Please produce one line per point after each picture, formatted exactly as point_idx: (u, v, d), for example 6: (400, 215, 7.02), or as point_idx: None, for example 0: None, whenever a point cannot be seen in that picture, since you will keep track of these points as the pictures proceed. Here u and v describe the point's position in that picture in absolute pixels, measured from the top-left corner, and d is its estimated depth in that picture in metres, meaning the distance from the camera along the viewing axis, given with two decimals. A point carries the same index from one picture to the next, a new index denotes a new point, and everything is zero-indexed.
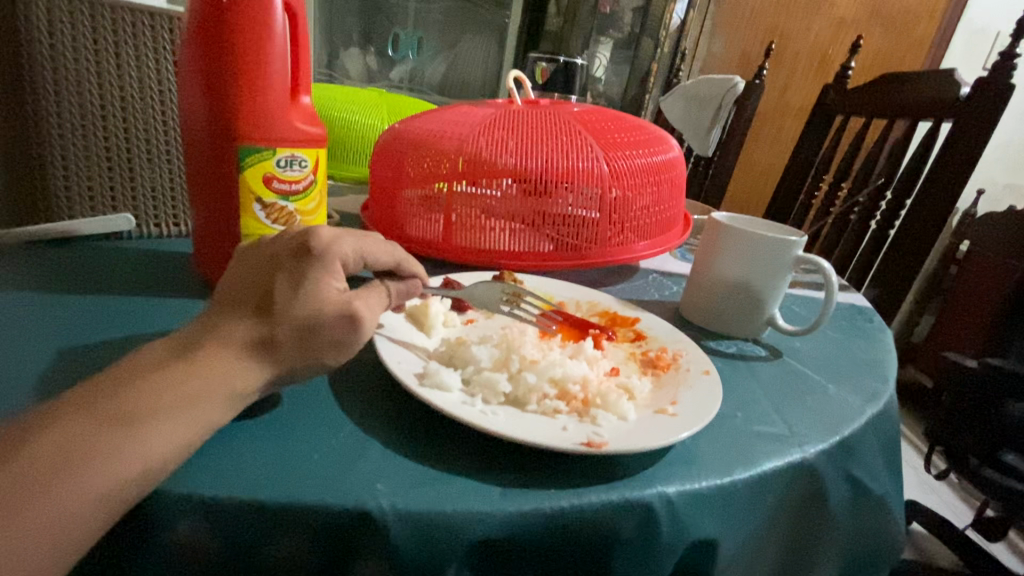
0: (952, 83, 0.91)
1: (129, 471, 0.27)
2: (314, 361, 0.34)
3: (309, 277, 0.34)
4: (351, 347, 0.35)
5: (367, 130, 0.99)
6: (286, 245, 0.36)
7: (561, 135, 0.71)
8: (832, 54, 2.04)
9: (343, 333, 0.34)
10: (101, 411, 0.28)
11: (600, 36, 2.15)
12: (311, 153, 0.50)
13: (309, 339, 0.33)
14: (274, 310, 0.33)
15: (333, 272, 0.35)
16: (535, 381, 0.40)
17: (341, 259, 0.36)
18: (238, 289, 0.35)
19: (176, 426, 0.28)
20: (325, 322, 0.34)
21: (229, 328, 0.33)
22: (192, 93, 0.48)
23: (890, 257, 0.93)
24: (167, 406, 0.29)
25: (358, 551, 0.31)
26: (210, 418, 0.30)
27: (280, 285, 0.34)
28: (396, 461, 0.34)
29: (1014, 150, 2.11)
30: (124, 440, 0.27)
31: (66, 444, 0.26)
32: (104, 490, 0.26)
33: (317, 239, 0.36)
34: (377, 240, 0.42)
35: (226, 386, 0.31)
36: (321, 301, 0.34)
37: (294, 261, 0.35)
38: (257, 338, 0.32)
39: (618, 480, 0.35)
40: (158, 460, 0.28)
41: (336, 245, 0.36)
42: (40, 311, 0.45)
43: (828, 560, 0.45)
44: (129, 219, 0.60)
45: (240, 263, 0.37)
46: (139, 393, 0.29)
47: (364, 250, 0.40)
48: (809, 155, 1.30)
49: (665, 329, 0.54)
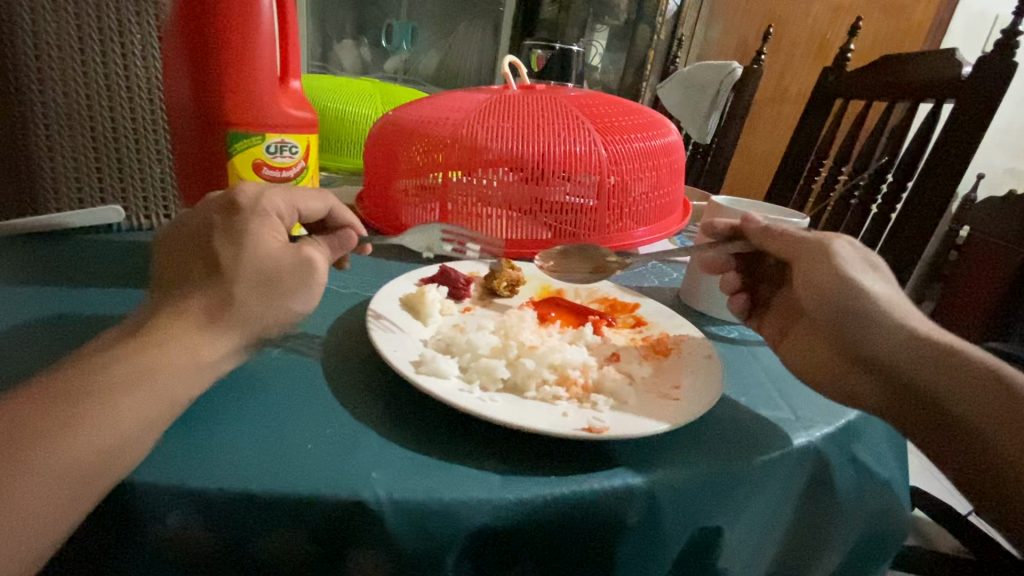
0: (953, 62, 0.90)
1: (88, 451, 0.26)
2: (282, 312, 0.35)
3: (250, 232, 0.35)
4: (314, 291, 0.37)
5: (362, 120, 0.98)
6: (213, 209, 0.37)
7: (556, 119, 0.70)
8: (830, 39, 2.01)
9: (303, 277, 0.36)
10: (56, 393, 0.27)
11: (596, 23, 2.23)
12: (301, 139, 0.50)
13: (269, 288, 0.35)
14: (223, 270, 0.34)
15: (271, 225, 0.37)
16: (534, 367, 0.39)
17: (274, 211, 0.38)
18: (174, 261, 0.35)
19: (138, 397, 0.28)
20: (282, 271, 0.35)
21: (184, 301, 0.33)
22: (176, 78, 0.46)
23: (892, 240, 0.92)
24: (129, 379, 0.29)
25: (354, 542, 0.30)
26: (175, 390, 0.30)
27: (219, 246, 0.34)
28: (392, 450, 0.33)
29: (1015, 134, 2.10)
30: (82, 417, 0.27)
31: (21, 426, 0.26)
32: (68, 471, 0.25)
33: (244, 195, 0.37)
34: (307, 190, 0.43)
35: (190, 354, 0.31)
36: (270, 253, 0.35)
37: (228, 220, 0.36)
38: (214, 301, 0.33)
39: (620, 465, 0.34)
40: (121, 435, 0.27)
41: (265, 199, 0.38)
42: (27, 303, 0.44)
43: (836, 547, 0.45)
44: (119, 211, 0.59)
45: (169, 237, 0.37)
46: (95, 372, 0.28)
47: (298, 203, 0.41)
48: (808, 140, 1.29)
49: (665, 314, 0.53)
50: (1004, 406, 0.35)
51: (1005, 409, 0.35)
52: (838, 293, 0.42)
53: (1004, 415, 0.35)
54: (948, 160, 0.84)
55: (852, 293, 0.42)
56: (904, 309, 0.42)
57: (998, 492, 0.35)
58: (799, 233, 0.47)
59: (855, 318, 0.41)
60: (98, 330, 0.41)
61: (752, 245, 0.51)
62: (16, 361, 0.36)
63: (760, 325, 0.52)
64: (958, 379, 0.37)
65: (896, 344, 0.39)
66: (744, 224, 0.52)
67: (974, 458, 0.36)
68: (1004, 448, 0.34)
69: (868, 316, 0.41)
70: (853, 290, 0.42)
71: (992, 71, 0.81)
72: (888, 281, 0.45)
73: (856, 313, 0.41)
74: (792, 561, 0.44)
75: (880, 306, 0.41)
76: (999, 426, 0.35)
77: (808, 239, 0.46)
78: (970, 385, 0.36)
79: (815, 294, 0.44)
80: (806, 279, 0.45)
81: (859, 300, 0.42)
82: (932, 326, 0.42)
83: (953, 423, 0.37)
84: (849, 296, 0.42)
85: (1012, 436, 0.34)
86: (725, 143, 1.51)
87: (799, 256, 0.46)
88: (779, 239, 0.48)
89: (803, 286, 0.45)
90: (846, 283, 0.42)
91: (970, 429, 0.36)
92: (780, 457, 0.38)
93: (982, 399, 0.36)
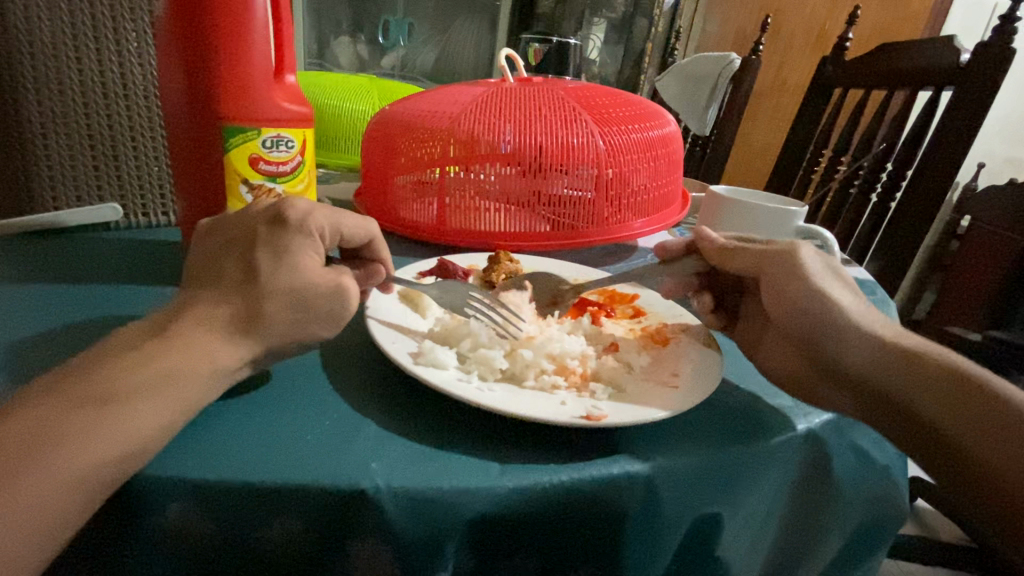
0: (952, 49, 0.89)
1: (105, 455, 0.27)
2: (306, 333, 0.35)
3: (292, 250, 0.35)
4: (341, 319, 0.36)
5: (358, 116, 0.98)
6: (261, 217, 0.36)
7: (552, 111, 0.69)
8: (829, 29, 2.00)
9: (333, 304, 0.35)
10: (77, 396, 0.27)
11: (593, 17, 2.22)
12: (298, 133, 0.49)
13: (298, 309, 0.34)
14: (258, 285, 0.34)
15: (313, 247, 0.36)
16: (532, 358, 0.40)
17: (318, 232, 0.37)
18: (211, 262, 0.35)
19: (151, 405, 0.28)
20: (316, 296, 0.35)
21: (210, 306, 0.33)
22: (172, 74, 0.46)
23: (891, 230, 0.91)
24: (145, 385, 0.29)
25: (355, 531, 0.30)
26: (188, 397, 0.30)
27: (261, 256, 0.34)
28: (391, 441, 0.33)
29: (1014, 123, 2.09)
30: (101, 422, 0.27)
31: (38, 426, 0.26)
32: (79, 473, 0.26)
33: (293, 210, 0.36)
34: (354, 214, 0.41)
35: (208, 362, 0.31)
36: (307, 277, 0.35)
37: (272, 232, 0.35)
38: (241, 311, 0.33)
39: (619, 453, 0.34)
40: (136, 439, 0.27)
41: (312, 217, 0.37)
42: (27, 301, 0.44)
43: (836, 534, 0.45)
44: (116, 208, 0.58)
45: (211, 235, 0.37)
46: (111, 375, 0.29)
47: (342, 223, 0.39)
48: (808, 130, 1.28)
49: (665, 304, 0.53)
50: (965, 402, 0.36)
51: (965, 406, 0.36)
52: (808, 306, 0.42)
53: (966, 413, 0.36)
54: (947, 148, 0.84)
55: (821, 306, 0.42)
56: (867, 314, 0.43)
57: (970, 492, 0.36)
58: (763, 247, 0.46)
59: (824, 331, 0.42)
60: (101, 326, 0.41)
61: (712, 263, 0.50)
62: (19, 358, 0.36)
63: (734, 331, 0.51)
64: (923, 383, 0.38)
65: (864, 355, 0.41)
66: (698, 240, 0.51)
67: (952, 463, 0.36)
68: (970, 448, 0.35)
69: (835, 329, 0.42)
70: (820, 303, 0.42)
71: (991, 58, 0.81)
72: (852, 286, 0.45)
73: (825, 325, 0.42)
74: (791, 548, 0.45)
75: (845, 317, 0.42)
76: (963, 425, 0.36)
77: (770, 249, 0.46)
78: (934, 387, 0.38)
79: (784, 310, 0.43)
80: (775, 291, 0.44)
81: (826, 313, 0.42)
82: (896, 329, 0.43)
83: (923, 425, 0.38)
84: (818, 309, 0.42)
85: (977, 434, 0.35)
86: (724, 135, 1.51)
87: (766, 269, 0.45)
88: (740, 256, 0.47)
89: (773, 300, 0.44)
90: (814, 296, 0.42)
91: (939, 430, 0.37)
92: (780, 443, 0.38)
93: (945, 399, 0.37)
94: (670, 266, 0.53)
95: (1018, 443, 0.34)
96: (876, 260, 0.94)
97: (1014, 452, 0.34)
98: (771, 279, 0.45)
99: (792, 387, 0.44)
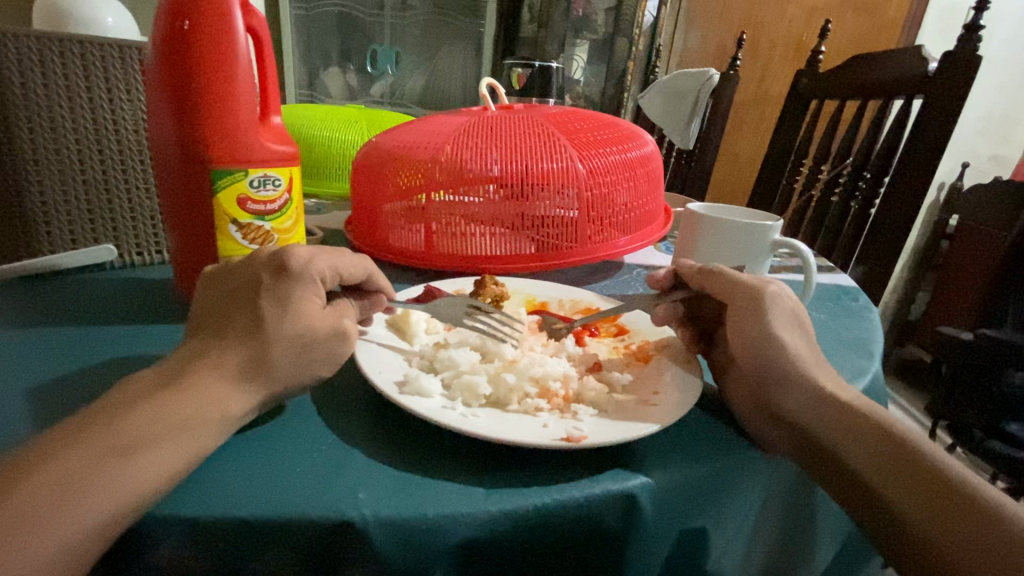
0: (921, 58, 0.92)
1: (125, 501, 0.28)
2: (308, 376, 0.37)
3: (294, 298, 0.37)
4: (341, 360, 0.39)
5: (347, 147, 1.00)
6: (264, 267, 0.39)
7: (533, 138, 0.71)
8: (806, 40, 2.05)
9: (334, 346, 0.38)
10: (97, 447, 0.28)
11: (576, 39, 2.28)
12: (284, 172, 0.51)
13: (301, 354, 0.36)
14: (265, 332, 0.36)
15: (315, 292, 0.39)
16: (514, 381, 0.41)
17: (318, 277, 0.39)
18: (220, 313, 0.37)
19: (169, 454, 0.30)
20: (319, 337, 0.37)
21: (219, 354, 0.35)
22: (165, 122, 0.48)
23: (873, 237, 0.93)
24: (162, 433, 0.30)
25: (348, 561, 0.31)
26: (201, 444, 0.31)
27: (266, 306, 0.37)
28: (380, 471, 0.34)
29: (994, 123, 2.13)
30: (120, 469, 0.28)
31: (59, 476, 0.27)
32: (102, 519, 0.27)
33: (295, 259, 0.38)
34: (352, 255, 0.43)
35: (218, 408, 0.32)
36: (311, 320, 0.37)
37: (275, 280, 0.38)
38: (249, 358, 0.35)
39: (599, 474, 0.35)
40: (151, 484, 0.29)
41: (313, 264, 0.39)
42: (27, 345, 0.45)
43: (822, 543, 0.46)
44: (112, 249, 0.61)
45: (216, 288, 0.39)
46: (131, 426, 0.30)
47: (341, 267, 0.41)
48: (788, 141, 1.31)
49: (647, 322, 0.54)
50: (895, 461, 0.38)
51: (894, 464, 0.38)
52: (761, 347, 0.44)
53: (898, 473, 0.37)
54: (921, 155, 0.86)
55: (773, 350, 0.43)
56: (814, 361, 0.44)
57: (892, 544, 0.37)
58: (736, 276, 0.48)
59: (775, 375, 0.43)
60: (101, 367, 0.43)
61: (693, 290, 0.52)
62: (20, 405, 0.37)
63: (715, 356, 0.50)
64: (856, 435, 0.39)
65: (806, 401, 0.41)
66: (680, 269, 0.54)
67: (876, 518, 0.38)
68: (898, 510, 0.37)
69: (783, 374, 0.43)
70: (772, 346, 0.44)
71: (958, 67, 0.83)
72: (811, 339, 0.46)
73: (775, 369, 0.43)
74: (784, 561, 0.45)
75: (795, 363, 0.43)
76: (892, 482, 0.37)
77: (745, 283, 0.47)
78: (868, 441, 0.39)
79: (742, 348, 0.45)
80: (737, 332, 0.45)
81: (775, 357, 0.43)
82: (841, 382, 0.43)
83: (853, 477, 0.39)
84: (770, 352, 0.43)
85: (900, 490, 0.37)
86: (708, 149, 1.53)
87: (735, 298, 0.46)
88: (716, 279, 0.49)
89: (733, 337, 0.46)
90: (767, 339, 0.44)
91: (869, 484, 0.38)
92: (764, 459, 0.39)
93: (878, 457, 0.38)
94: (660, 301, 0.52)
95: (940, 506, 0.35)
96: (860, 266, 0.95)
97: (933, 510, 0.35)
98: (738, 317, 0.46)
99: (745, 414, 0.42)
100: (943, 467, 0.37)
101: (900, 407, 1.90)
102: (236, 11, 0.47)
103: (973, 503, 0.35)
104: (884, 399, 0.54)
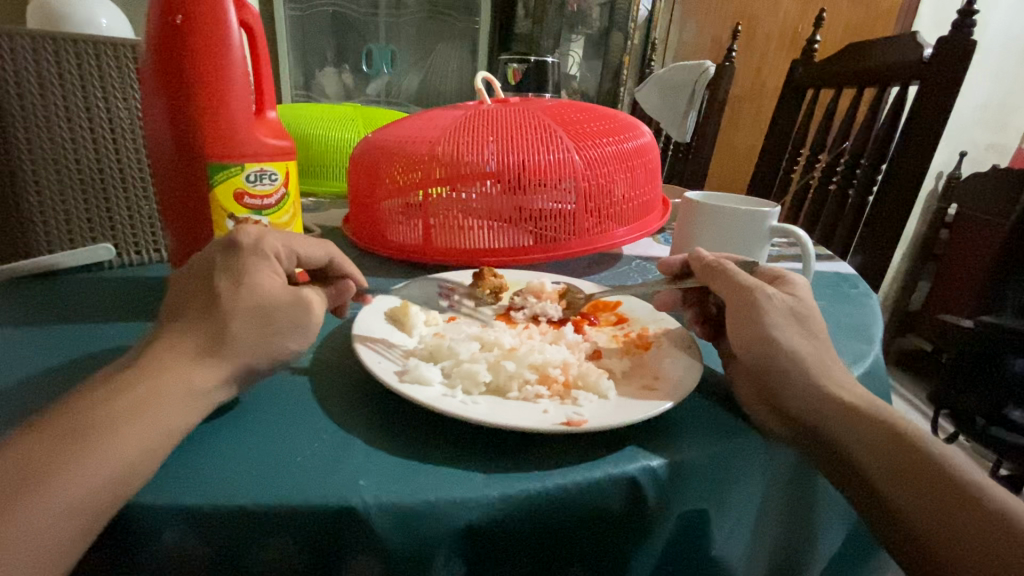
0: (916, 45, 0.92)
1: (99, 480, 0.28)
2: (273, 347, 0.37)
3: (249, 272, 0.38)
4: (309, 331, 0.39)
5: (345, 145, 1.00)
6: (215, 248, 0.39)
7: (529, 132, 0.71)
8: (801, 31, 2.04)
9: (298, 317, 0.38)
10: (67, 430, 0.29)
11: (571, 35, 2.28)
12: (281, 166, 0.51)
13: (262, 325, 0.37)
14: (220, 307, 0.36)
15: (270, 266, 0.39)
16: (514, 368, 0.41)
17: (270, 252, 0.40)
18: (180, 296, 0.37)
19: (138, 429, 0.30)
20: (279, 307, 0.37)
21: (185, 337, 0.35)
22: (156, 118, 0.48)
23: (871, 224, 0.93)
24: (133, 412, 0.30)
25: (348, 548, 0.31)
26: (172, 421, 0.31)
27: (220, 283, 0.37)
28: (377, 457, 0.34)
29: (991, 110, 2.13)
30: (90, 448, 0.28)
31: (29, 460, 0.27)
32: (77, 500, 0.27)
33: (245, 236, 0.40)
34: (309, 237, 0.44)
35: (183, 384, 0.33)
36: (271, 291, 0.38)
37: (226, 257, 0.38)
38: (208, 336, 0.35)
39: (600, 457, 0.35)
40: (123, 461, 0.29)
41: (265, 241, 0.40)
42: (28, 342, 0.45)
43: (821, 538, 0.47)
44: (110, 248, 0.60)
45: (179, 274, 0.39)
46: (97, 409, 0.30)
47: (296, 246, 0.42)
48: (784, 131, 1.31)
49: (645, 309, 0.55)
50: (901, 460, 0.37)
51: (899, 464, 0.37)
52: (760, 349, 0.43)
53: (904, 470, 0.37)
54: (917, 141, 0.86)
55: (771, 350, 0.42)
56: (820, 361, 0.43)
57: (898, 540, 0.37)
58: (734, 275, 0.47)
59: (778, 371, 0.42)
60: (101, 361, 0.43)
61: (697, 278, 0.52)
62: (23, 397, 0.38)
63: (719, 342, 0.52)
64: (863, 431, 0.39)
65: (811, 400, 0.40)
66: (691, 260, 0.53)
67: (884, 515, 0.38)
68: (904, 506, 0.36)
69: (787, 374, 0.42)
70: (773, 347, 0.42)
71: (953, 53, 0.83)
72: (817, 332, 0.45)
73: (775, 368, 0.42)
74: (786, 553, 0.45)
75: (798, 368, 0.42)
76: (899, 479, 0.37)
77: (741, 286, 0.46)
78: (871, 442, 0.38)
79: (744, 345, 0.43)
80: (739, 330, 0.44)
81: (779, 359, 0.42)
82: (850, 379, 0.43)
83: (860, 473, 0.39)
84: (770, 354, 0.42)
85: (908, 490, 0.36)
86: (705, 141, 1.54)
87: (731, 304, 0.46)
88: (722, 279, 0.48)
89: (733, 339, 0.45)
90: (768, 340, 0.42)
91: (875, 481, 0.38)
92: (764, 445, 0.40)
93: (882, 456, 0.38)
94: (665, 286, 0.54)
95: (945, 501, 0.35)
96: (859, 253, 0.95)
97: (940, 507, 0.35)
98: (738, 319, 0.45)
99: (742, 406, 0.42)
100: (948, 463, 0.37)
101: (903, 396, 1.90)
102: (230, 7, 0.47)
103: (977, 501, 0.35)
104: (885, 384, 0.54)
